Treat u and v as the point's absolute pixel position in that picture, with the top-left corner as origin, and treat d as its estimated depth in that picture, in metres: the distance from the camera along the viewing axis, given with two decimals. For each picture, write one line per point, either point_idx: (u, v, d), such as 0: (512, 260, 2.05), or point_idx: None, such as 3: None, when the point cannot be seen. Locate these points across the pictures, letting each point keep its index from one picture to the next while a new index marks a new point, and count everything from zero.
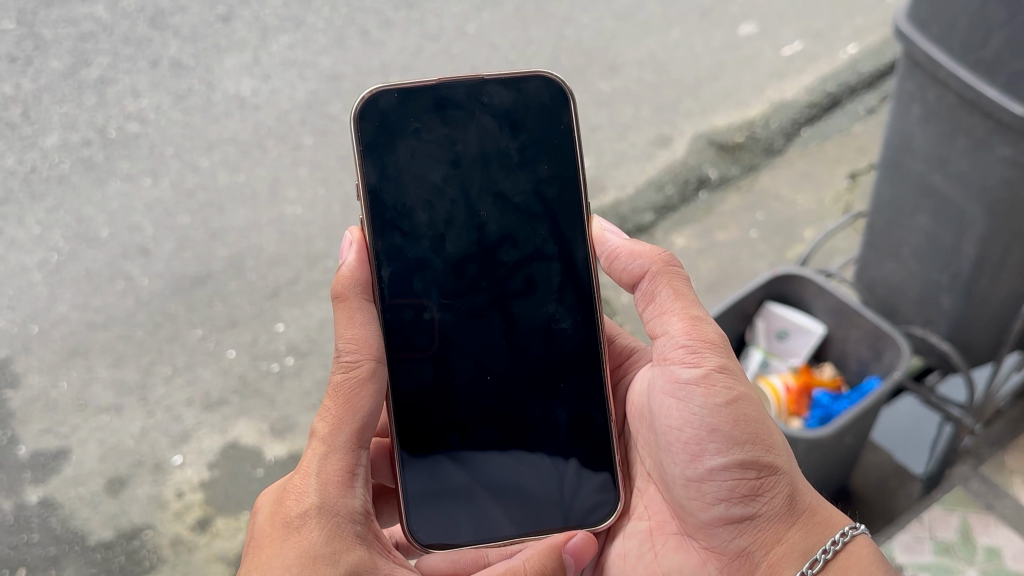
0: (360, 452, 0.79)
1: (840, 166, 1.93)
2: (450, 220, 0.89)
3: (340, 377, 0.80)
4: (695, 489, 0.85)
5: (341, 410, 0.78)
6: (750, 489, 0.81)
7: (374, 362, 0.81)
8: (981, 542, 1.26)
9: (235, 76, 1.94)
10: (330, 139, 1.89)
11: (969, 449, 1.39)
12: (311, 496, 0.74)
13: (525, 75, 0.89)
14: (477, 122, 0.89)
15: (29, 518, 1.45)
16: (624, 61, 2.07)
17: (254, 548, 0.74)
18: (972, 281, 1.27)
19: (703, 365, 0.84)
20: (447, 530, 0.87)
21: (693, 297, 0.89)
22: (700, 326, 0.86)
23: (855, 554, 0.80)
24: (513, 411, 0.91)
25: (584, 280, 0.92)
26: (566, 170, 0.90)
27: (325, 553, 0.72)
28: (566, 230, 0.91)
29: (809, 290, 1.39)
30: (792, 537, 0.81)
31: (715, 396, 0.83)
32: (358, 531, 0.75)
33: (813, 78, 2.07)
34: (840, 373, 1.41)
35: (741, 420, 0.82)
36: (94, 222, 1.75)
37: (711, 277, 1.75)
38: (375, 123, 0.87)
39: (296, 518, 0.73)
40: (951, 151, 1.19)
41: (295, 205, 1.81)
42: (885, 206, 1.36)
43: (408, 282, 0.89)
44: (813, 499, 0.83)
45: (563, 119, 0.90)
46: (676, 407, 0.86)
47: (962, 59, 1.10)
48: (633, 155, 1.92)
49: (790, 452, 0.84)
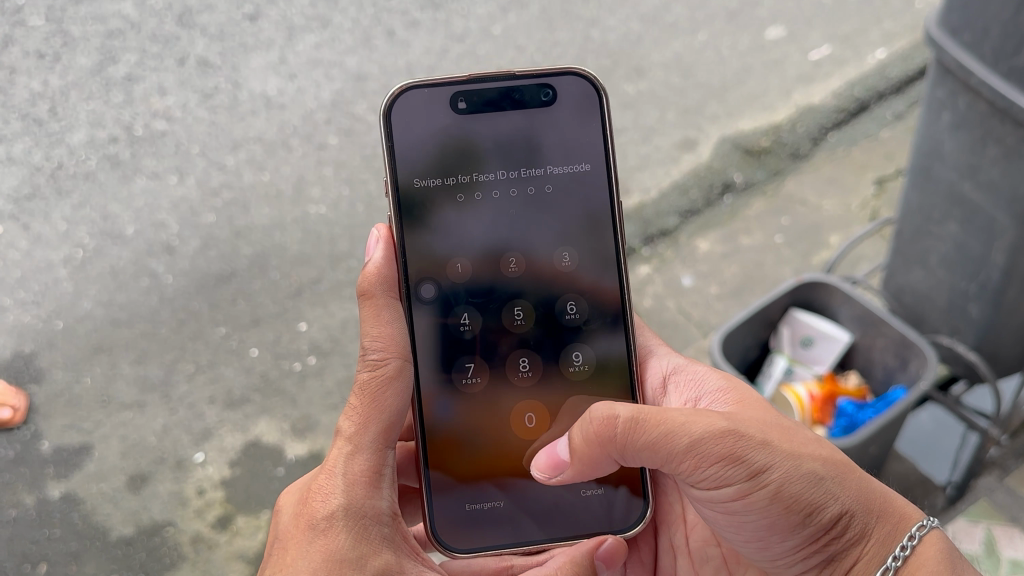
0: (387, 450, 0.78)
1: (867, 172, 1.90)
2: (481, 213, 0.87)
3: (367, 376, 0.78)
4: (776, 558, 0.83)
5: (369, 409, 0.77)
6: (827, 546, 0.78)
7: (401, 360, 0.80)
8: (1006, 555, 1.27)
9: (262, 76, 1.95)
10: (356, 139, 1.88)
11: (995, 461, 1.38)
12: (338, 498, 0.74)
13: (559, 71, 0.87)
14: (510, 122, 0.87)
15: (52, 511, 1.48)
16: (649, 64, 2.05)
17: (281, 548, 0.74)
18: (1002, 291, 1.26)
19: (731, 484, 0.76)
20: (474, 536, 0.86)
21: (670, 413, 0.76)
22: (702, 453, 0.75)
23: (923, 557, 0.77)
24: (541, 408, 0.88)
25: (616, 275, 0.89)
26: (599, 170, 0.88)
27: (352, 558, 0.72)
28: (597, 220, 0.89)
29: (835, 297, 1.38)
30: (872, 549, 0.77)
31: (758, 503, 0.76)
32: (386, 535, 0.75)
33: (841, 82, 2.05)
34: (866, 382, 1.39)
35: (791, 505, 0.76)
36: (120, 219, 1.77)
37: (734, 282, 1.74)
38: (406, 121, 0.86)
39: (323, 520, 0.73)
40: (982, 159, 1.17)
41: (318, 204, 1.80)
42: (914, 213, 1.35)
43: (435, 277, 0.87)
44: (881, 501, 0.78)
45: (596, 119, 0.88)
46: (725, 514, 0.81)
47: (994, 66, 1.08)
48: (657, 158, 1.92)
49: (846, 465, 0.78)
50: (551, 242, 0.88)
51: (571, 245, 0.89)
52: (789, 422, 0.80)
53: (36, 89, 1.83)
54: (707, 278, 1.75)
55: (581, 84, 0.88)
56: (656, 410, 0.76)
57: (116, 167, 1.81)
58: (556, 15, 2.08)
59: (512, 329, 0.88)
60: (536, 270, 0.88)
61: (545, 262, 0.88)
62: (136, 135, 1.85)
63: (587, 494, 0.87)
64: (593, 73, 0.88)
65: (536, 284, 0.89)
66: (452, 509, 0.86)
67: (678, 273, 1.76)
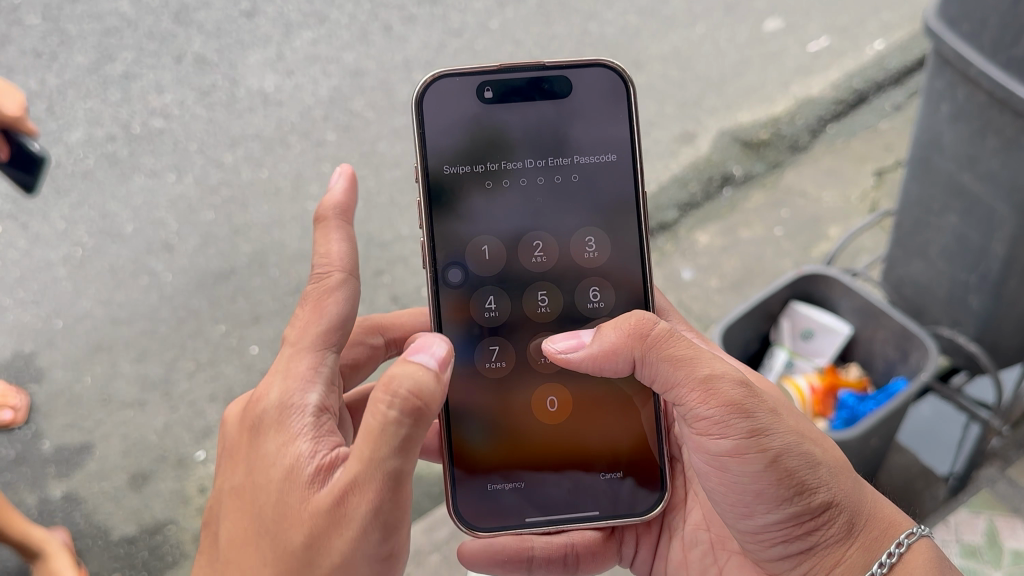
0: (329, 355, 0.79)
1: (866, 163, 1.91)
2: (509, 201, 0.87)
3: (311, 288, 0.81)
4: (750, 531, 0.82)
5: (309, 313, 0.79)
6: (808, 534, 0.78)
7: (345, 273, 0.82)
8: (1008, 546, 1.25)
9: (258, 72, 1.92)
10: (354, 134, 1.85)
11: (995, 451, 1.38)
12: (270, 397, 0.75)
13: (589, 63, 0.87)
14: (539, 112, 0.87)
15: (53, 511, 1.47)
16: (647, 58, 2.02)
17: (235, 458, 0.77)
18: (1002, 282, 1.25)
19: (730, 439, 0.76)
20: (494, 514, 0.86)
21: (699, 349, 0.77)
22: (716, 392, 0.75)
23: (911, 565, 0.77)
24: (564, 394, 0.88)
25: (640, 266, 0.88)
26: (626, 161, 0.87)
27: (274, 452, 0.72)
28: (622, 210, 0.88)
29: (835, 290, 1.38)
30: (851, 556, 0.77)
31: (752, 467, 0.76)
32: (308, 423, 0.73)
33: (839, 74, 2.05)
34: (866, 374, 1.39)
35: (784, 477, 0.75)
36: (119, 218, 1.74)
37: (735, 274, 1.74)
38: (437, 108, 0.86)
39: (261, 421, 0.74)
40: (980, 150, 1.17)
41: (317, 201, 1.77)
42: (914, 205, 1.35)
43: (464, 264, 0.87)
44: (871, 506, 0.78)
45: (623, 111, 0.87)
46: (715, 470, 0.81)
47: (993, 56, 1.08)
48: (656, 152, 1.91)
49: (844, 466, 0.78)
50: (576, 231, 0.88)
51: (596, 234, 0.88)
52: (796, 410, 0.81)
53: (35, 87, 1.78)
54: (707, 271, 1.75)
55: (610, 77, 0.87)
56: (685, 337, 0.78)
57: (114, 165, 1.79)
58: (554, 9, 2.05)
59: (538, 318, 0.88)
60: (561, 259, 0.88)
61: (568, 251, 0.88)
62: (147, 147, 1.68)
63: (604, 478, 0.87)
64: (621, 66, 0.87)
65: (561, 273, 0.88)
66: (474, 489, 0.86)
67: (678, 267, 1.76)
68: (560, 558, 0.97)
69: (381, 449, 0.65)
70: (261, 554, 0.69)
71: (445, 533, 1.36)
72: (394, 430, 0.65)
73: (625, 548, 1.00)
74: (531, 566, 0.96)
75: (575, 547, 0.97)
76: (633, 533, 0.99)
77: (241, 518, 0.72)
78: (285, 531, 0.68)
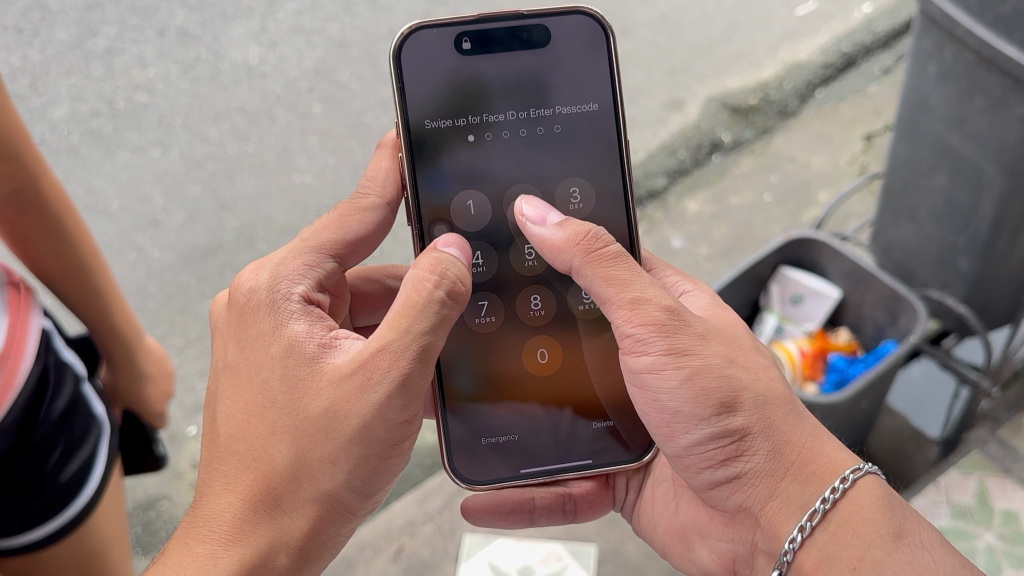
0: (328, 261, 0.85)
1: (855, 127, 1.92)
2: (493, 153, 0.86)
3: (344, 204, 0.88)
4: (679, 457, 0.83)
5: (332, 221, 0.86)
6: (733, 461, 0.78)
7: (382, 199, 0.89)
8: (998, 507, 1.26)
9: (242, 44, 1.81)
10: (340, 106, 1.81)
11: (986, 413, 1.39)
12: (262, 278, 0.82)
13: (568, 11, 0.85)
14: (519, 63, 0.86)
15: None
16: (634, 26, 1.95)
17: (221, 337, 0.83)
18: (991, 243, 1.25)
19: (650, 356, 0.78)
20: (485, 467, 0.88)
21: (638, 272, 0.79)
22: (641, 312, 0.77)
23: (858, 502, 0.75)
24: (553, 345, 0.89)
25: (625, 213, 0.89)
26: (608, 110, 0.87)
27: (267, 329, 0.78)
28: (604, 158, 0.88)
29: (824, 254, 1.38)
30: (786, 489, 0.76)
31: (669, 384, 0.78)
32: (297, 308, 0.80)
33: (827, 38, 2.04)
34: (855, 337, 1.39)
35: (700, 395, 0.77)
36: (105, 194, 1.69)
37: (724, 242, 1.75)
38: (414, 60, 0.84)
39: (247, 297, 0.81)
40: (969, 110, 1.16)
41: (304, 173, 1.74)
42: (903, 166, 1.34)
43: (449, 219, 0.86)
44: (808, 443, 0.77)
45: (603, 58, 0.86)
46: (639, 390, 0.82)
47: (980, 16, 1.07)
48: (644, 120, 1.87)
49: (779, 397, 0.78)
50: (560, 181, 0.88)
51: (577, 181, 0.88)
52: (743, 343, 0.81)
53: (16, 62, 1.63)
54: (696, 239, 1.75)
55: (589, 24, 0.86)
56: (629, 262, 0.79)
57: (99, 141, 1.71)
58: None
59: (526, 272, 0.88)
60: None
61: (553, 202, 0.88)
62: (118, 109, 1.73)
63: (596, 426, 0.90)
64: (600, 13, 0.86)
65: None
66: (468, 445, 0.88)
67: (667, 235, 1.76)
68: (560, 506, 0.97)
69: (420, 323, 0.74)
70: (270, 421, 0.75)
71: (438, 504, 1.36)
72: (436, 308, 0.74)
73: (618, 492, 0.99)
74: (533, 516, 0.97)
75: (573, 495, 0.97)
76: (623, 477, 0.99)
77: (239, 391, 0.78)
78: (300, 400, 0.75)
